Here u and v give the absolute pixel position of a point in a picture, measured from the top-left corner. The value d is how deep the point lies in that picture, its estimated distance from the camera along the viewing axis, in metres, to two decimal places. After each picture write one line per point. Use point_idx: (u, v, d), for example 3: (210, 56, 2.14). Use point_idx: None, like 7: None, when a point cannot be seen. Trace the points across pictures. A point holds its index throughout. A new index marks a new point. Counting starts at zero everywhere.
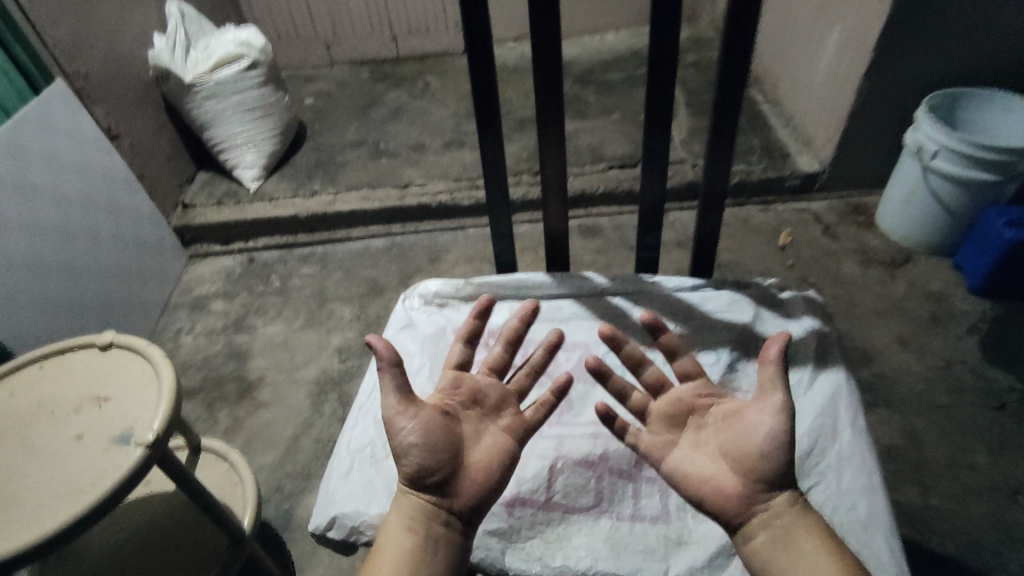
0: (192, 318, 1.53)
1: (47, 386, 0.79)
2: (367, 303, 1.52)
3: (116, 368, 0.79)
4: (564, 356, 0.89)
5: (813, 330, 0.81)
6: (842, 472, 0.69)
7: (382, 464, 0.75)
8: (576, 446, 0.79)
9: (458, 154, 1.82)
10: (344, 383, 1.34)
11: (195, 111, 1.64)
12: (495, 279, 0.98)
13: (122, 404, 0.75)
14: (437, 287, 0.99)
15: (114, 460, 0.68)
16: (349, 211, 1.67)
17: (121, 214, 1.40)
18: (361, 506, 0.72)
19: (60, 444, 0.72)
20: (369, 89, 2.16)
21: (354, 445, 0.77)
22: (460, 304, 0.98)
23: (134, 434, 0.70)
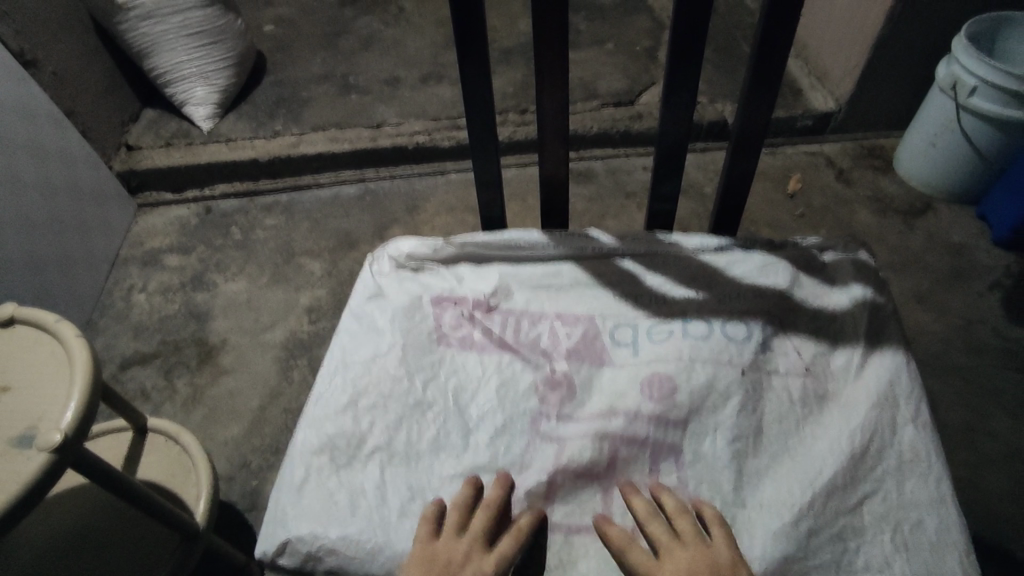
0: (144, 274, 1.38)
1: None
2: (339, 257, 1.38)
3: (21, 350, 0.65)
4: (565, 331, 0.78)
5: (861, 301, 0.77)
6: (906, 477, 0.67)
7: (342, 472, 0.71)
8: (577, 453, 0.69)
9: (435, 90, 1.64)
10: (316, 347, 1.21)
11: (132, 36, 1.44)
12: (479, 240, 0.86)
13: (24, 395, 0.61)
14: (411, 249, 0.87)
15: (8, 467, 0.55)
16: (316, 153, 1.49)
17: (47, 156, 1.22)
18: (317, 528, 0.68)
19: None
20: (336, 15, 1.93)
21: (309, 449, 0.73)
22: (440, 267, 0.86)
23: (38, 434, 0.57)
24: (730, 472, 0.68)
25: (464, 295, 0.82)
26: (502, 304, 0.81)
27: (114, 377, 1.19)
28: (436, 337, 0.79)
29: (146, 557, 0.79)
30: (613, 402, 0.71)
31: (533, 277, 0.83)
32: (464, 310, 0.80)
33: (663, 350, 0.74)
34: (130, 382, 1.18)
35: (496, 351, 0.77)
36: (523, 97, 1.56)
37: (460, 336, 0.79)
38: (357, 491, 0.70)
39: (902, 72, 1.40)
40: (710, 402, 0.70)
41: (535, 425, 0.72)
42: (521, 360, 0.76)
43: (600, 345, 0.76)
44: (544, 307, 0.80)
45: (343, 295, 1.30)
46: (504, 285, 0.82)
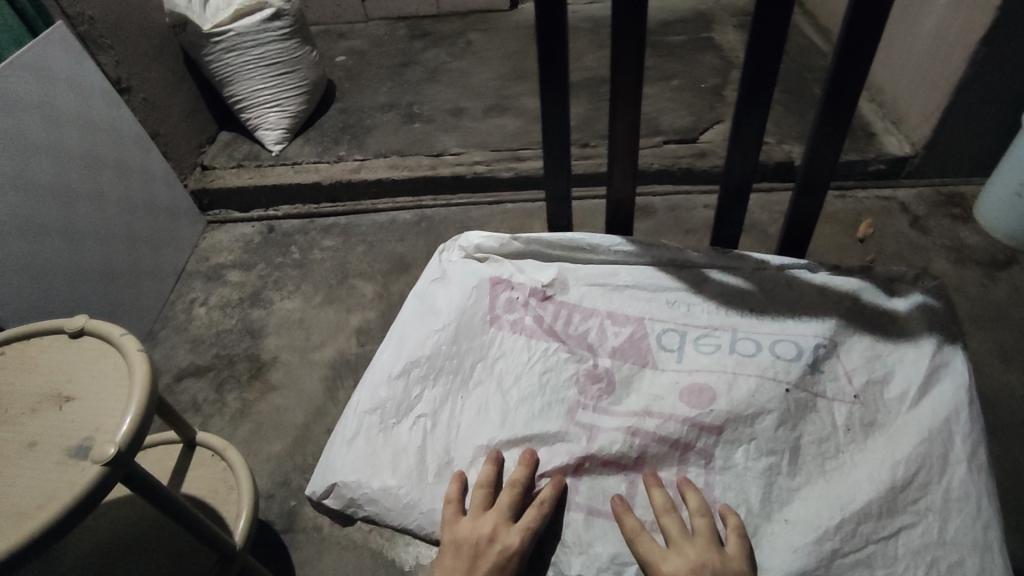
0: (207, 289, 1.43)
1: (6, 378, 0.67)
2: (392, 280, 1.39)
3: (88, 361, 0.68)
4: (614, 330, 0.91)
5: (921, 308, 0.88)
6: (951, 515, 0.73)
7: (391, 431, 0.88)
8: (606, 445, 0.81)
9: (496, 121, 1.66)
10: (363, 369, 1.22)
11: (215, 63, 1.53)
12: (543, 240, 0.99)
13: (86, 405, 0.63)
14: (479, 242, 1.02)
15: (65, 478, 0.56)
16: (375, 179, 1.53)
17: (128, 173, 1.30)
18: (361, 478, 0.85)
19: (9, 450, 0.60)
20: (405, 47, 2.02)
21: (366, 407, 0.90)
22: (504, 260, 1.00)
23: (94, 445, 0.58)
24: (759, 486, 0.77)
25: (522, 283, 0.96)
26: (558, 296, 0.95)
27: (170, 388, 1.23)
28: (490, 319, 0.94)
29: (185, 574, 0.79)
30: (651, 402, 0.83)
31: (592, 276, 0.96)
32: (520, 297, 0.95)
33: (708, 361, 0.86)
34: (184, 393, 1.22)
35: (545, 339, 0.91)
36: (582, 130, 1.56)
37: (513, 322, 0.93)
38: (399, 450, 0.86)
39: (987, 117, 1.32)
40: (748, 414, 0.80)
41: (571, 414, 0.84)
42: (566, 350, 0.90)
43: (646, 347, 0.89)
44: (597, 305, 0.93)
45: (393, 319, 1.31)
46: (562, 279, 0.96)
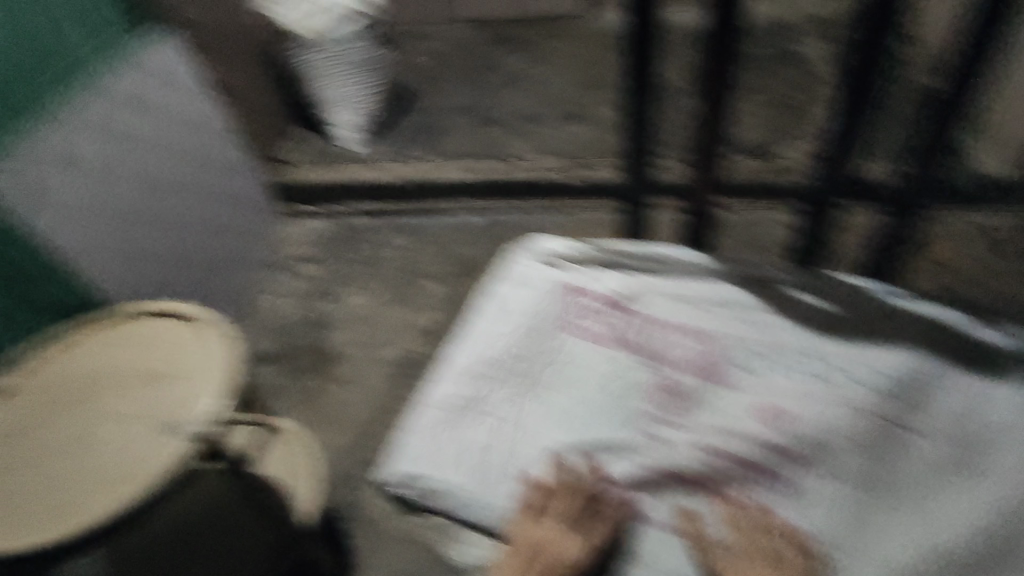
0: (279, 279, 1.47)
1: (126, 351, 0.78)
2: (459, 283, 1.39)
3: (191, 349, 0.77)
4: (678, 344, 1.06)
5: (1001, 339, 1.01)
6: (981, 508, 0.90)
7: (465, 417, 1.04)
8: (688, 457, 0.98)
9: (570, 129, 1.65)
10: (427, 370, 1.23)
11: (301, 65, 1.55)
12: (625, 250, 1.17)
13: (188, 389, 0.73)
14: (562, 252, 1.19)
15: (156, 453, 0.68)
16: (450, 180, 1.56)
17: (225, 171, 1.35)
18: (440, 471, 1.00)
19: (121, 418, 0.72)
20: (481, 51, 2.03)
21: (445, 401, 1.05)
22: (578, 270, 1.15)
23: (184, 427, 0.69)
24: (843, 484, 0.94)
25: (596, 292, 1.12)
26: (635, 305, 1.11)
27: None
28: (562, 324, 1.11)
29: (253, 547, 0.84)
30: (728, 422, 1.00)
31: (667, 287, 1.12)
32: (597, 306, 1.11)
33: (782, 386, 1.01)
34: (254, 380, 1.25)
35: (611, 346, 1.07)
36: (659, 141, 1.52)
37: (587, 330, 1.09)
38: (465, 446, 1.01)
39: None
40: (824, 429, 0.97)
41: (642, 420, 1.01)
42: (635, 359, 1.06)
43: (718, 365, 1.04)
44: (671, 318, 1.09)
45: (458, 322, 1.31)
46: (637, 292, 1.12)
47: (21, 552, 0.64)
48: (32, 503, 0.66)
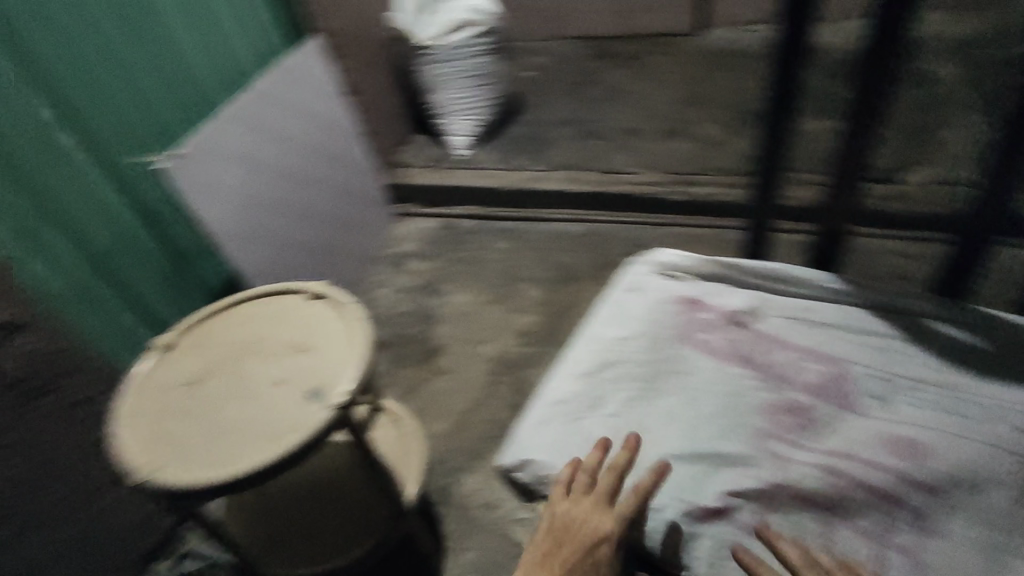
0: (390, 273, 1.59)
1: (260, 325, 0.82)
2: (556, 289, 1.45)
3: (321, 320, 0.81)
4: (812, 368, 0.88)
5: None
6: None
7: (579, 423, 0.87)
8: (798, 477, 0.79)
9: (674, 144, 1.66)
10: (522, 368, 1.29)
11: (421, 74, 1.67)
12: (745, 266, 0.98)
13: (321, 355, 0.76)
14: (675, 260, 1.00)
15: (305, 415, 0.69)
16: (547, 190, 1.62)
17: (349, 168, 1.55)
18: (552, 459, 0.84)
19: (264, 383, 0.74)
20: (587, 66, 2.10)
21: (556, 398, 0.89)
22: (693, 279, 0.99)
23: (327, 392, 0.70)
24: (983, 555, 0.74)
25: (712, 306, 0.95)
26: (756, 324, 0.93)
27: None
28: (681, 336, 0.93)
29: (346, 516, 0.91)
30: (852, 445, 0.81)
31: (788, 308, 0.94)
32: (712, 319, 0.94)
33: (923, 417, 0.82)
34: None
35: (734, 365, 0.89)
36: None
37: (703, 342, 0.92)
38: (586, 440, 0.85)
39: None
40: (972, 479, 0.77)
41: (762, 438, 0.82)
42: (755, 381, 0.87)
43: (851, 391, 0.86)
44: (794, 338, 0.91)
45: (554, 324, 1.37)
46: (760, 308, 0.94)
47: (170, 491, 0.65)
48: (178, 452, 0.68)
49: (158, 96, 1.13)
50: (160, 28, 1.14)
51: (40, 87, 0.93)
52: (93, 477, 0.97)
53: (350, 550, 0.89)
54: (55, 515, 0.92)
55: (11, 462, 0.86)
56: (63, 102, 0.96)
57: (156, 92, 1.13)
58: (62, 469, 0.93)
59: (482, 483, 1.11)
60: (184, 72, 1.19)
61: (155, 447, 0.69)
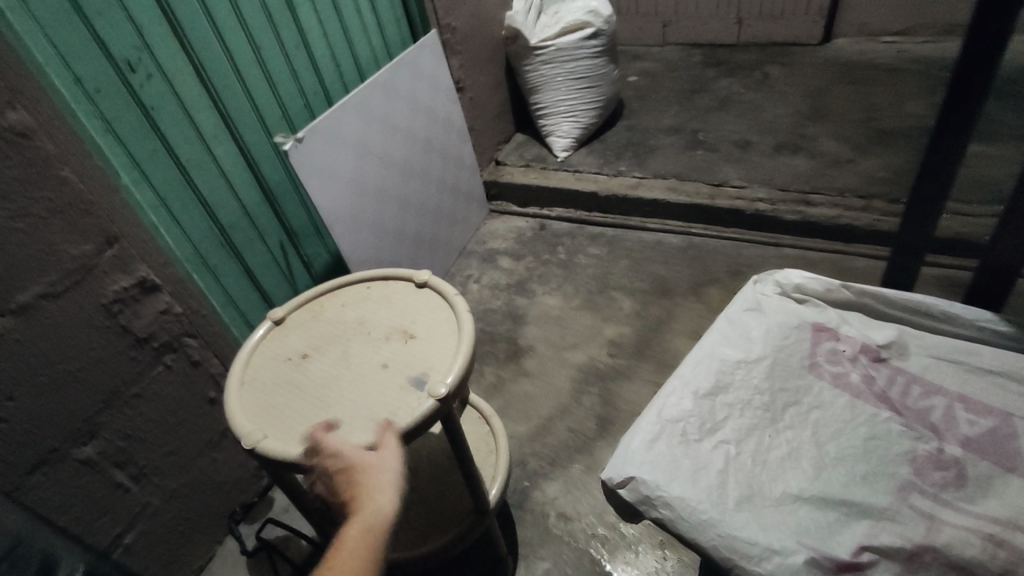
0: (481, 268, 1.61)
1: (368, 309, 0.84)
2: (650, 301, 1.40)
3: (428, 310, 0.81)
4: (967, 418, 0.67)
5: None
6: None
7: (693, 446, 0.69)
8: (955, 543, 0.58)
9: (789, 159, 1.56)
10: (610, 380, 1.24)
11: (531, 74, 1.71)
12: (883, 293, 0.77)
13: (425, 345, 0.75)
14: (801, 280, 0.82)
15: (407, 403, 0.68)
16: (651, 199, 1.56)
17: (449, 161, 1.57)
18: (663, 479, 0.66)
19: (368, 365, 0.75)
20: (699, 74, 2.03)
21: (667, 413, 0.71)
22: (827, 307, 0.80)
23: (429, 382, 0.69)
24: None
25: (850, 335, 0.76)
26: (895, 360, 0.74)
27: None
28: (809, 363, 0.75)
29: (421, 514, 0.90)
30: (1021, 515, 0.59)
31: (940, 346, 0.73)
32: (847, 350, 0.75)
33: None
34: None
35: (873, 404, 0.70)
36: (893, 184, 1.41)
37: (836, 375, 0.73)
38: (700, 467, 0.67)
39: None
40: None
41: (904, 493, 0.63)
42: (902, 424, 0.68)
43: (1018, 450, 0.63)
44: (947, 382, 0.70)
45: (646, 338, 1.32)
46: (902, 341, 0.74)
47: (274, 461, 0.66)
48: (283, 424, 0.70)
49: (287, 84, 1.18)
50: (305, 18, 1.19)
51: (189, 69, 0.98)
52: (203, 433, 1.04)
53: (416, 548, 0.86)
54: (169, 465, 1.00)
55: (137, 410, 0.93)
56: (207, 84, 1.02)
57: (292, 76, 1.19)
58: (178, 420, 1.00)
59: (562, 491, 1.08)
60: (312, 63, 1.23)
61: (262, 416, 0.71)
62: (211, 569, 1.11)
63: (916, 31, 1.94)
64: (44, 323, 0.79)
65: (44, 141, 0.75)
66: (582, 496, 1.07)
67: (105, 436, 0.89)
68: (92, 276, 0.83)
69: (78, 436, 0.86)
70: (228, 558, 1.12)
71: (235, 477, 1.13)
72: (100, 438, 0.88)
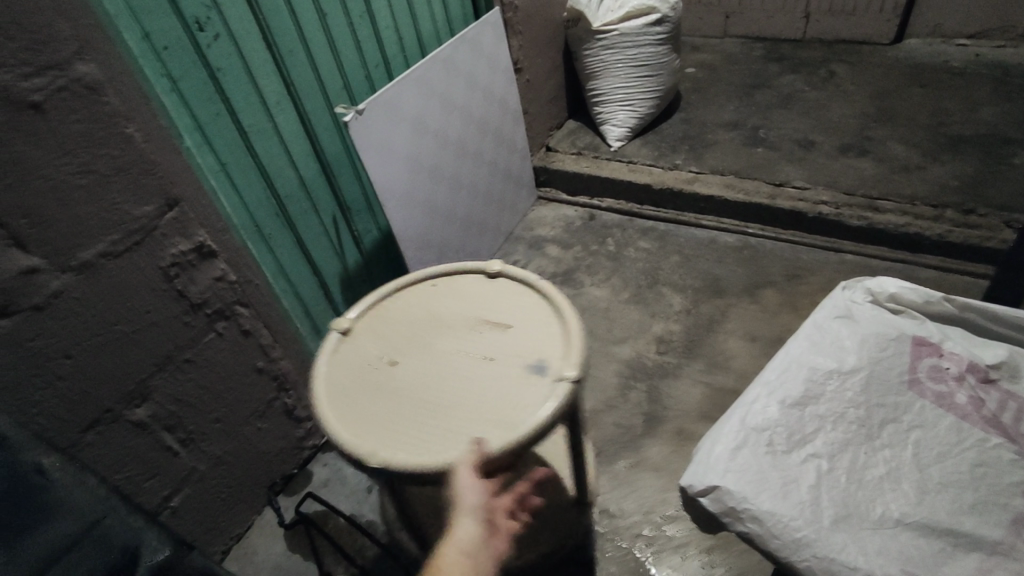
0: (527, 255, 1.58)
1: (443, 303, 0.83)
2: (701, 300, 1.36)
3: (513, 297, 0.82)
4: None
5: None
6: None
7: (781, 458, 0.69)
8: None
9: (856, 161, 1.49)
10: (658, 378, 1.21)
11: (590, 58, 1.66)
12: (992, 308, 0.75)
13: (524, 331, 0.76)
14: (898, 289, 0.79)
15: (535, 388, 0.68)
16: (708, 195, 1.51)
17: (502, 143, 1.53)
18: (749, 493, 0.66)
19: (471, 360, 0.74)
20: (760, 68, 1.96)
21: (753, 421, 0.71)
22: (923, 318, 0.77)
23: (551, 366, 0.70)
24: None
25: (954, 352, 0.73)
26: (1005, 382, 0.71)
27: None
28: (909, 380, 0.73)
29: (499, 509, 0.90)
30: None
31: None
32: (951, 368, 0.72)
33: None
34: None
35: (982, 427, 0.69)
36: (969, 194, 1.34)
37: (939, 394, 0.71)
38: (789, 480, 0.67)
39: None
40: None
41: (1019, 527, 0.62)
42: (1014, 452, 0.66)
43: None
44: None
45: (696, 337, 1.27)
46: (1017, 362, 0.71)
47: (410, 478, 0.62)
48: (405, 433, 0.66)
49: (349, 54, 1.15)
50: None
51: (255, 33, 0.96)
52: (250, 403, 1.04)
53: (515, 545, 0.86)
54: (215, 432, 0.99)
55: (188, 375, 0.92)
56: (270, 48, 1.00)
57: (354, 46, 1.16)
58: (225, 392, 0.99)
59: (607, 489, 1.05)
60: (375, 34, 1.20)
61: (376, 433, 0.66)
62: (250, 537, 1.11)
63: (996, 34, 1.83)
64: (105, 282, 0.78)
65: (112, 97, 0.74)
66: (626, 495, 1.04)
67: (157, 399, 0.88)
68: (152, 238, 0.82)
69: (131, 398, 0.85)
70: (267, 529, 1.12)
71: (278, 448, 1.13)
72: (152, 401, 0.88)
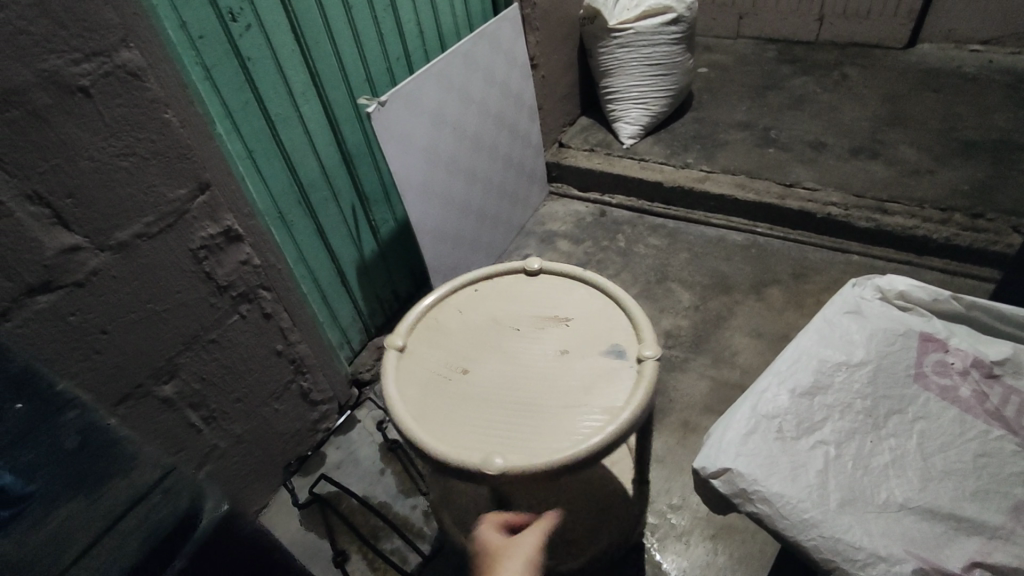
0: (538, 249, 1.61)
1: (494, 305, 0.88)
2: (709, 296, 1.38)
3: (563, 291, 0.88)
4: None
5: None
6: None
7: (791, 444, 0.72)
8: None
9: (865, 164, 1.51)
10: (665, 371, 1.23)
11: (605, 56, 1.68)
12: (996, 308, 0.77)
13: (587, 321, 0.83)
14: (906, 287, 0.82)
15: (620, 372, 0.75)
16: (718, 194, 1.53)
17: (517, 137, 1.56)
18: (759, 476, 0.69)
19: (548, 357, 0.79)
20: (772, 69, 1.98)
21: (764, 409, 0.74)
22: (930, 316, 0.80)
23: (630, 350, 0.77)
24: None
25: (959, 349, 0.76)
26: (1009, 379, 0.73)
27: None
28: (915, 373, 0.75)
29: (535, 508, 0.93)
30: None
31: None
32: (956, 363, 0.75)
33: None
34: None
35: (984, 420, 0.71)
36: (977, 199, 1.36)
37: (942, 387, 0.74)
38: (798, 465, 0.70)
39: None
40: None
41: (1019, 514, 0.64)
42: (1016, 443, 0.69)
43: None
44: None
45: (704, 332, 1.30)
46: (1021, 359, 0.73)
47: (531, 476, 0.65)
48: (511, 435, 0.69)
49: (373, 46, 1.17)
50: None
51: (285, 24, 0.98)
52: (269, 384, 1.06)
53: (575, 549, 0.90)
54: (236, 411, 1.02)
55: (212, 355, 0.95)
56: (299, 40, 1.02)
57: (378, 39, 1.18)
58: (246, 372, 1.02)
59: None
60: (399, 27, 1.22)
61: (482, 444, 0.69)
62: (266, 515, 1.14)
63: (1009, 41, 1.85)
64: (138, 261, 0.80)
65: (153, 83, 0.76)
66: None
67: (183, 376, 0.91)
68: (184, 221, 0.85)
69: (160, 374, 0.88)
70: (282, 507, 1.15)
71: (294, 429, 1.16)
72: (178, 378, 0.91)
